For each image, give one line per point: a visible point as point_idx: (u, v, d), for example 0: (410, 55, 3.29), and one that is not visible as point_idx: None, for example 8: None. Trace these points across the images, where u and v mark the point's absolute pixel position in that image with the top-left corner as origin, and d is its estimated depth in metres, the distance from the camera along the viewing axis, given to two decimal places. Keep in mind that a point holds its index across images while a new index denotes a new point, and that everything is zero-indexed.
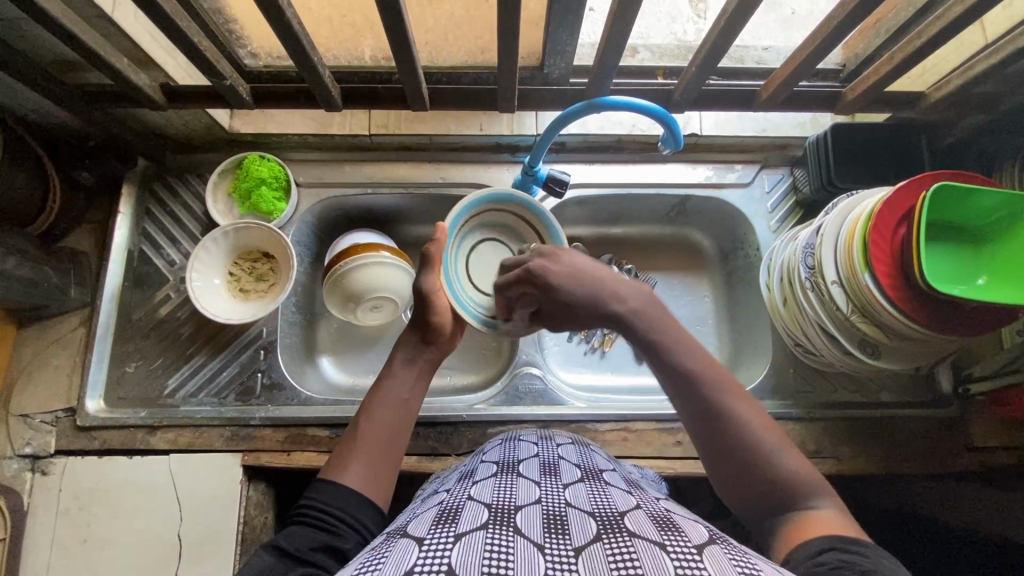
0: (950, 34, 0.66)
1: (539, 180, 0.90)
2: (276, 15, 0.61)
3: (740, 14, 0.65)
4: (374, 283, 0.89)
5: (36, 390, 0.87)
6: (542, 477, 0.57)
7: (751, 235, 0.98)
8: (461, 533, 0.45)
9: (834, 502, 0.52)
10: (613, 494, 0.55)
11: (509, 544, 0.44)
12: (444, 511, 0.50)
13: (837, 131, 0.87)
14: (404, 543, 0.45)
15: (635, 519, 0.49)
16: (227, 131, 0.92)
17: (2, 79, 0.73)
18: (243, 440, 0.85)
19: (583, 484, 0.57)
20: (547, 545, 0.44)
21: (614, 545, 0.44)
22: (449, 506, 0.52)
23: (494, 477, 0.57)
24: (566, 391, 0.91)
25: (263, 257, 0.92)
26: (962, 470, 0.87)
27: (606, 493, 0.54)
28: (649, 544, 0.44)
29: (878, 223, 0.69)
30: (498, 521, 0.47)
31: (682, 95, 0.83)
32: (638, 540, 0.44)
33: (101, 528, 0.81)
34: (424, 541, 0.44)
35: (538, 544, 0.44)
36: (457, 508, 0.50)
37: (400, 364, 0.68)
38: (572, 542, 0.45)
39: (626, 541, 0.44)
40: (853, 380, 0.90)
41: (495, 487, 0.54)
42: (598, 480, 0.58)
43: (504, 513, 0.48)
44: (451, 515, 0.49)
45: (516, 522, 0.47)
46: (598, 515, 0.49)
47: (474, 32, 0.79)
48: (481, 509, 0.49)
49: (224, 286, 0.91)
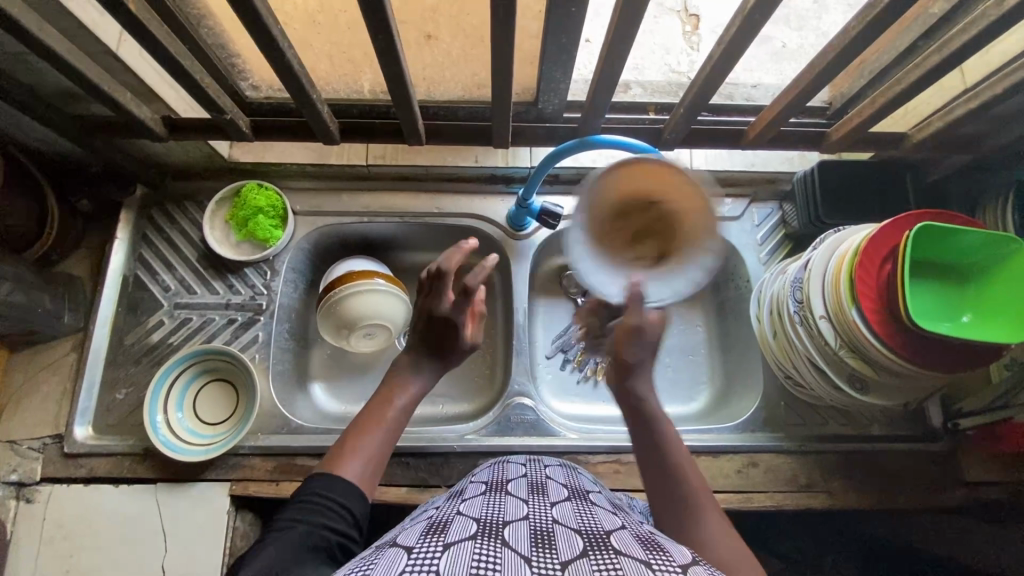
0: (931, 81, 0.68)
1: (532, 212, 0.92)
2: (278, 57, 0.63)
3: (725, 61, 0.68)
4: (153, 423, 0.83)
5: (24, 417, 0.86)
6: (530, 496, 0.57)
7: (741, 267, 0.99)
8: (448, 543, 0.45)
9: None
10: (599, 513, 0.55)
11: (497, 555, 0.44)
12: (433, 524, 0.50)
13: (823, 168, 0.89)
14: (391, 552, 0.46)
15: (620, 538, 0.49)
16: (227, 160, 0.95)
17: (5, 108, 0.74)
18: (230, 470, 0.84)
19: (570, 502, 0.57)
20: (534, 558, 0.44)
21: (600, 560, 0.44)
22: (437, 520, 0.52)
23: (483, 495, 0.57)
24: (559, 422, 0.91)
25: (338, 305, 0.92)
26: (953, 504, 0.87)
27: (592, 513, 0.54)
28: (635, 561, 0.44)
29: (864, 258, 0.70)
30: (486, 534, 0.47)
31: (672, 133, 0.84)
32: (624, 558, 0.44)
33: (85, 558, 0.80)
34: (414, 550, 0.45)
35: (525, 556, 0.44)
36: (447, 522, 0.50)
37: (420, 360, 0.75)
38: (558, 555, 0.45)
39: (612, 558, 0.44)
40: (844, 414, 0.90)
41: (484, 504, 0.54)
42: (585, 501, 0.58)
43: (492, 527, 0.48)
44: (440, 527, 0.49)
45: (504, 535, 0.47)
46: (584, 533, 0.49)
47: (470, 69, 0.81)
48: (470, 522, 0.49)
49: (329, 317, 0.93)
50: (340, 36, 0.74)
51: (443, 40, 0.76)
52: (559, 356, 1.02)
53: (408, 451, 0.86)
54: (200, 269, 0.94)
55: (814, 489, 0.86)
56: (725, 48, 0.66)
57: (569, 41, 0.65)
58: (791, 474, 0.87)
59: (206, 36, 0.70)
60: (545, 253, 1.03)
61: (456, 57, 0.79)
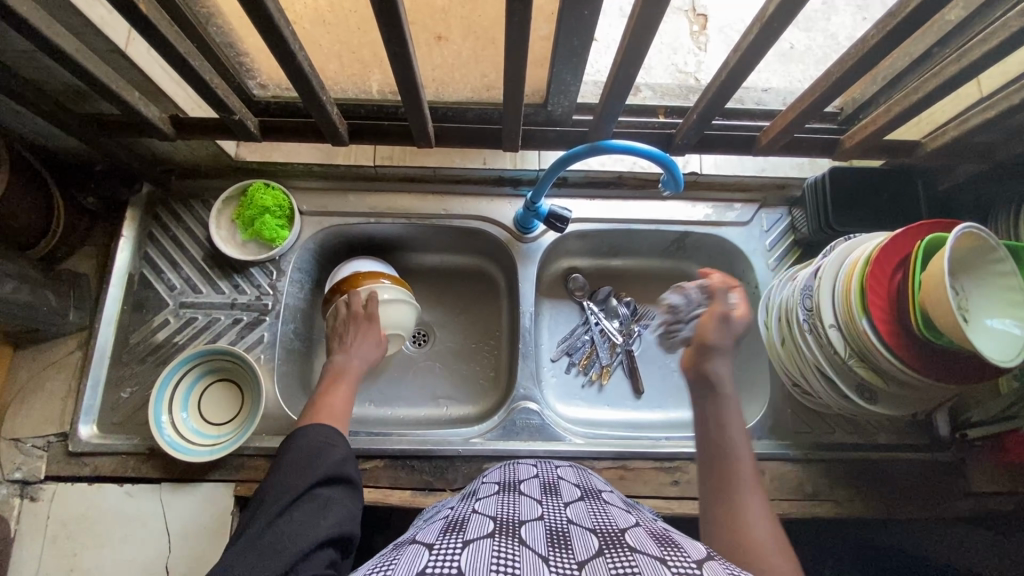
0: (947, 90, 0.67)
1: (539, 215, 0.91)
2: (287, 57, 0.63)
3: (739, 69, 0.67)
4: (159, 423, 0.83)
5: (28, 415, 0.86)
6: (544, 496, 0.57)
7: (750, 273, 0.99)
8: (468, 541, 0.45)
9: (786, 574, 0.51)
10: (613, 512, 0.55)
11: (516, 553, 0.44)
12: (451, 523, 0.50)
13: (834, 175, 0.89)
14: (412, 549, 0.45)
15: (635, 536, 0.48)
16: (233, 159, 0.94)
17: (13, 107, 0.73)
18: (234, 471, 0.84)
19: (583, 502, 0.56)
20: (551, 557, 0.44)
21: (616, 559, 0.44)
22: (453, 519, 0.52)
23: (497, 495, 0.57)
24: (565, 427, 0.91)
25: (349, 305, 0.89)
26: (959, 515, 0.86)
27: (606, 512, 0.54)
28: (650, 559, 0.43)
29: (875, 267, 0.70)
30: (504, 532, 0.47)
31: (683, 139, 0.84)
32: (640, 556, 0.44)
33: (89, 557, 0.79)
34: (435, 547, 0.45)
35: (543, 555, 0.44)
36: (464, 520, 0.50)
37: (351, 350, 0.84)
38: (575, 556, 0.45)
39: (628, 556, 0.44)
40: (851, 422, 0.90)
41: (499, 503, 0.54)
42: (598, 500, 0.58)
43: (509, 525, 0.48)
44: (458, 525, 0.49)
45: (521, 534, 0.47)
46: (599, 531, 0.49)
47: (480, 71, 0.80)
48: (487, 521, 0.49)
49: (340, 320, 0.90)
50: (350, 36, 0.74)
51: (454, 41, 0.75)
52: (565, 359, 1.02)
53: (413, 455, 0.86)
54: (206, 269, 0.94)
55: (820, 498, 0.86)
56: (739, 54, 0.65)
57: (581, 43, 0.64)
58: (797, 482, 0.86)
59: (215, 35, 0.70)
60: (551, 256, 1.03)
61: (466, 58, 0.78)
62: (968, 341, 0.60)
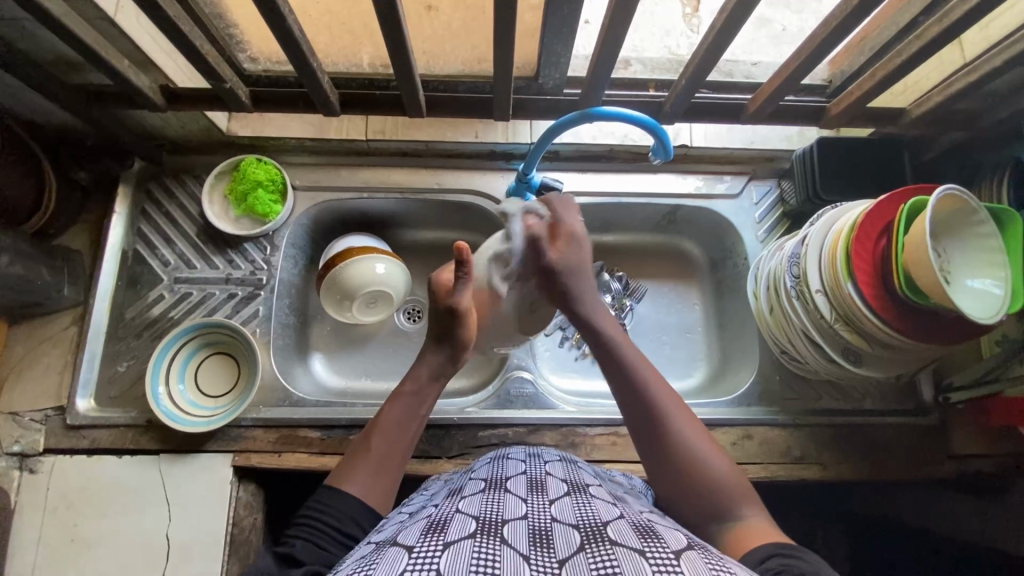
0: (930, 53, 0.69)
1: (531, 187, 0.91)
2: (277, 22, 0.62)
3: (725, 34, 0.68)
4: (155, 394, 0.83)
5: (26, 389, 0.87)
6: (529, 493, 0.57)
7: (739, 245, 1.00)
8: (449, 543, 0.46)
9: (753, 510, 0.57)
10: (598, 505, 0.55)
11: (496, 555, 0.45)
12: (433, 523, 0.51)
13: (823, 145, 0.90)
14: (393, 551, 0.46)
15: (617, 528, 0.50)
16: (225, 134, 0.94)
17: (4, 79, 0.73)
18: (231, 442, 0.85)
19: (569, 497, 0.57)
20: (532, 557, 0.45)
21: (596, 554, 0.45)
22: (436, 518, 0.52)
23: (482, 492, 0.58)
24: (557, 396, 0.92)
25: (346, 281, 0.90)
26: (942, 477, 0.88)
27: (591, 505, 0.55)
28: (629, 550, 0.45)
29: (861, 232, 0.71)
30: (485, 532, 0.48)
31: (673, 107, 0.85)
32: (619, 549, 0.45)
33: (90, 527, 0.81)
34: (414, 550, 0.45)
35: (523, 554, 0.45)
36: (445, 520, 0.51)
37: (427, 380, 0.73)
38: (556, 553, 0.46)
39: (607, 551, 0.45)
40: (837, 389, 0.92)
41: (482, 502, 0.55)
42: (584, 494, 0.58)
43: (491, 525, 0.49)
44: (440, 525, 0.50)
45: (503, 534, 0.48)
46: (581, 527, 0.50)
47: (471, 42, 0.80)
48: (469, 520, 0.50)
49: (335, 292, 0.91)
50: (340, 6, 0.74)
51: (443, 10, 0.76)
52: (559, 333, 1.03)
53: None
54: (200, 244, 0.94)
55: (808, 461, 0.88)
56: (725, 19, 0.66)
57: (571, 13, 0.64)
58: (785, 446, 0.88)
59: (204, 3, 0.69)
60: None
61: (456, 29, 0.78)
62: (950, 302, 0.61)
